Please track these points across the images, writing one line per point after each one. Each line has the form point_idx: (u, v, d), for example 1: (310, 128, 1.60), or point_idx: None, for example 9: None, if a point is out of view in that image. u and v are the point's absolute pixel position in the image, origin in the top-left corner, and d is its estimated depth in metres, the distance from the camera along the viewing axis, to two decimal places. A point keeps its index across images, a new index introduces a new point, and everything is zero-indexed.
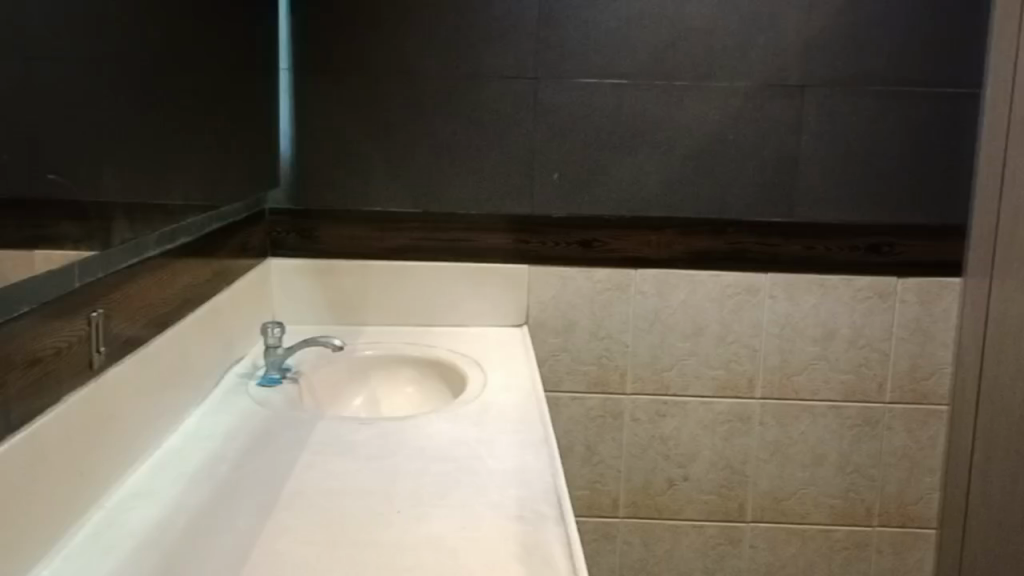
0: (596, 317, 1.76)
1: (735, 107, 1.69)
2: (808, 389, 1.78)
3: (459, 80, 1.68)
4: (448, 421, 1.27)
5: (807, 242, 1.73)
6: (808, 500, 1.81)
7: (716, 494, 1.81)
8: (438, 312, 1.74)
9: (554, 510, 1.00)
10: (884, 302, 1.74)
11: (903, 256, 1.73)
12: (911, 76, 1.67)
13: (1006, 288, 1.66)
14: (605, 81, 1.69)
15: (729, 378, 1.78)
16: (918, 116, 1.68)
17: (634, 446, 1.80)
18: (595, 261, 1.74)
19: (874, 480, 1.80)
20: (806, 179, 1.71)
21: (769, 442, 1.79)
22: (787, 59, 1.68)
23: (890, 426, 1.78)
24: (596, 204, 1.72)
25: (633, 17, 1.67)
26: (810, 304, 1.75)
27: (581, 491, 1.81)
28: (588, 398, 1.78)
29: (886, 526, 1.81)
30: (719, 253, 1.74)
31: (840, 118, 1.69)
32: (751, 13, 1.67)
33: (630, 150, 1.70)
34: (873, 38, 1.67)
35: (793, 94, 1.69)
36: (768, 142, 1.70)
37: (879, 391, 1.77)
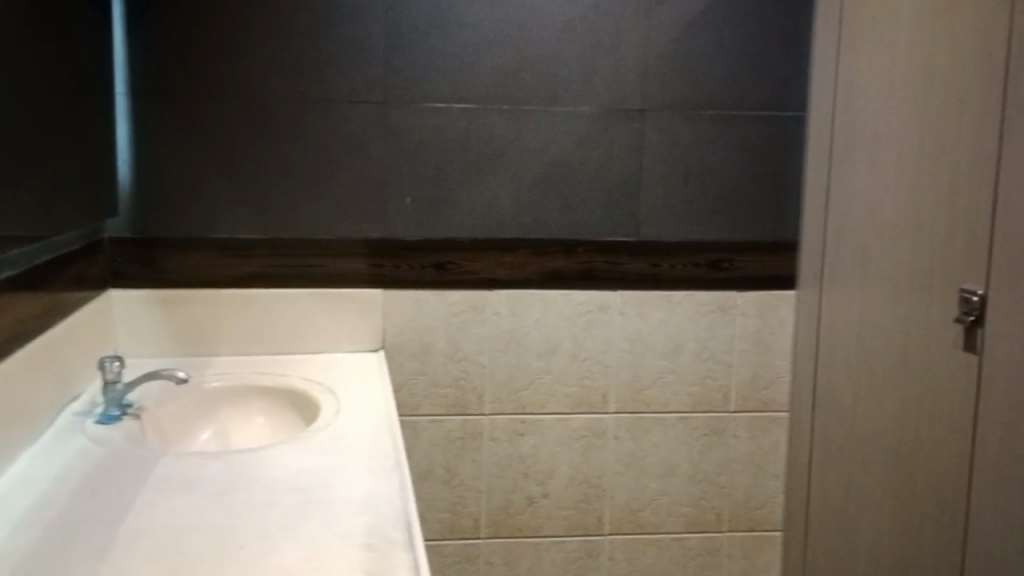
0: (452, 339, 1.77)
1: (581, 131, 1.74)
2: (659, 402, 1.83)
3: (307, 104, 1.67)
4: (299, 451, 1.25)
5: (652, 259, 1.79)
6: (662, 510, 1.86)
7: (574, 509, 1.84)
8: (292, 339, 1.70)
9: (403, 536, 0.99)
10: (725, 316, 1.82)
11: (742, 270, 1.81)
12: (743, 101, 1.77)
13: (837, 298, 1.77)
14: (453, 105, 1.70)
15: (584, 395, 1.81)
16: (750, 139, 1.78)
17: (493, 466, 1.81)
18: (449, 283, 1.75)
19: (723, 487, 1.87)
20: (649, 200, 1.77)
21: (624, 455, 1.84)
22: (629, 84, 1.74)
23: (735, 434, 1.86)
24: (448, 227, 1.73)
25: (479, 43, 1.70)
26: (657, 319, 1.81)
27: (442, 514, 1.81)
28: (446, 420, 1.79)
29: (736, 530, 1.89)
30: (570, 272, 1.78)
31: (679, 141, 1.76)
32: (594, 40, 1.72)
33: (481, 174, 1.73)
34: (707, 65, 1.75)
35: (635, 118, 1.75)
36: (613, 164, 1.76)
37: (724, 401, 1.84)
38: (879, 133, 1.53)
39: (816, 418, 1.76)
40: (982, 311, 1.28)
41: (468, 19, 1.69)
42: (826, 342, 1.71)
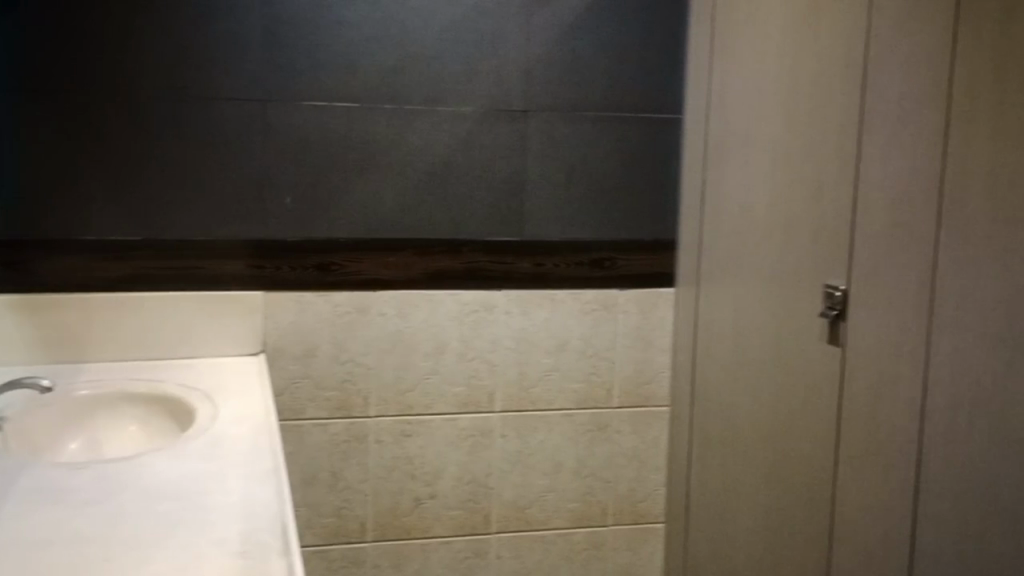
0: (337, 341, 1.75)
1: (464, 130, 1.74)
2: (545, 399, 1.85)
3: (182, 101, 1.62)
4: (172, 458, 1.21)
5: (536, 258, 1.81)
6: (549, 506, 1.89)
7: (462, 509, 1.84)
8: (168, 344, 1.65)
9: (279, 541, 0.98)
10: (608, 313, 1.86)
11: (623, 269, 1.85)
12: (622, 102, 1.81)
13: None
14: (335, 103, 1.68)
15: (470, 394, 1.82)
16: (629, 140, 1.82)
17: (380, 468, 1.79)
18: (332, 284, 1.73)
19: (608, 482, 1.91)
20: (533, 200, 1.79)
21: (511, 453, 1.85)
22: (511, 85, 1.75)
23: (619, 429, 1.90)
24: (331, 227, 1.71)
25: (360, 41, 1.68)
26: (542, 318, 1.83)
27: (328, 518, 1.78)
28: (331, 423, 1.76)
29: (620, 524, 1.93)
30: (455, 272, 1.78)
31: (561, 141, 1.79)
32: (476, 40, 1.73)
33: (364, 173, 1.71)
34: (587, 66, 1.78)
35: (518, 118, 1.76)
36: (496, 164, 1.77)
37: (608, 397, 1.88)
38: (750, 135, 1.58)
39: (695, 411, 1.81)
40: (845, 305, 1.34)
41: (349, 17, 1.67)
42: (704, 337, 1.76)
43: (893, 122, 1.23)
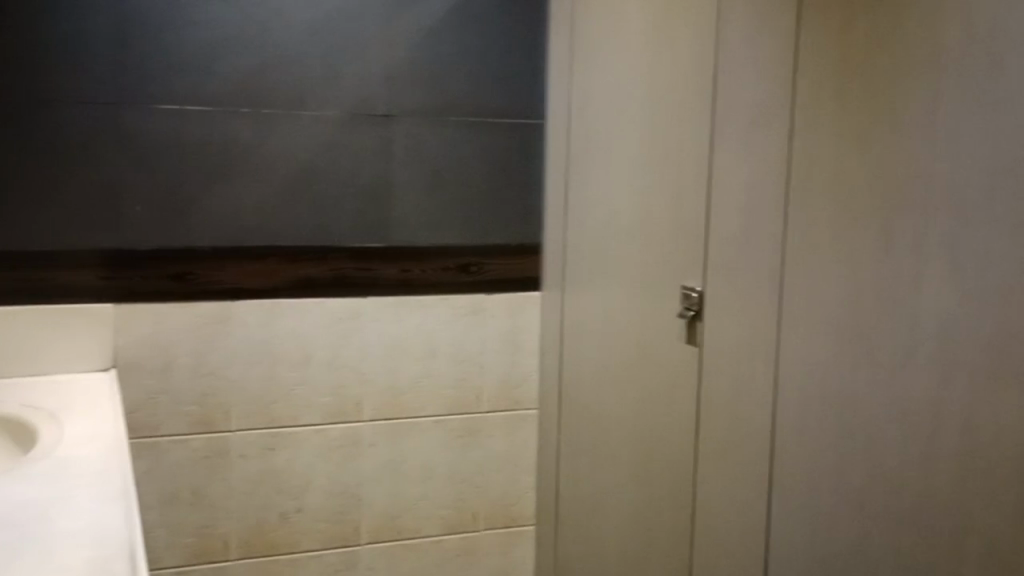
0: (196, 353, 1.68)
1: (327, 135, 1.71)
2: (415, 407, 1.84)
3: (22, 104, 1.53)
4: (11, 483, 1.14)
5: (403, 264, 1.79)
6: (421, 514, 1.87)
7: (332, 521, 1.81)
8: (10, 360, 1.55)
9: (127, 567, 0.93)
10: (476, 318, 1.86)
11: (490, 273, 1.85)
12: (486, 107, 1.81)
13: None
14: (189, 107, 1.62)
15: (338, 404, 1.78)
16: (493, 145, 1.82)
17: (244, 483, 1.74)
18: (191, 294, 1.66)
19: (480, 487, 1.91)
20: (398, 205, 1.77)
21: (381, 462, 1.83)
22: (373, 89, 1.73)
23: (490, 433, 1.90)
24: (188, 236, 1.65)
25: (215, 43, 1.63)
26: (410, 324, 1.81)
27: (189, 538, 1.71)
28: (191, 439, 1.70)
29: (492, 528, 1.93)
30: (319, 280, 1.74)
31: (425, 146, 1.78)
32: (336, 44, 1.70)
33: (222, 179, 1.65)
34: (450, 70, 1.78)
35: (381, 123, 1.74)
36: (361, 169, 1.74)
37: (478, 402, 1.88)
38: (611, 140, 1.61)
39: (563, 413, 1.82)
40: (702, 306, 1.37)
41: (202, 18, 1.61)
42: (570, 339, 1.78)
43: (742, 128, 1.27)
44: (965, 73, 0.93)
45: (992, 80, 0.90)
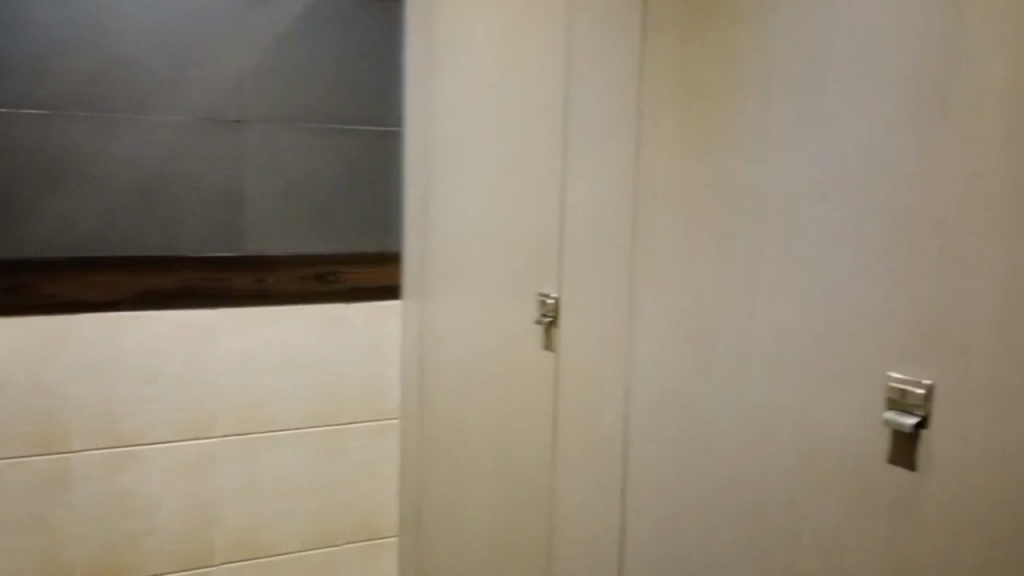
0: (35, 370, 1.59)
1: (173, 141, 1.65)
2: (271, 420, 1.80)
3: None
4: None
5: (257, 274, 1.74)
6: (279, 530, 1.83)
7: (185, 541, 1.75)
8: None
9: None
10: (334, 328, 1.84)
11: (348, 283, 1.83)
12: (341, 114, 1.79)
13: None
14: (21, 111, 1.53)
15: (190, 420, 1.72)
16: (348, 152, 1.80)
17: (89, 506, 1.66)
18: (26, 309, 1.57)
19: (340, 500, 1.88)
20: (251, 214, 1.73)
21: (236, 479, 1.78)
22: (223, 94, 1.68)
23: (349, 445, 1.88)
24: (22, 247, 1.56)
25: (49, 43, 1.54)
26: (265, 336, 1.77)
27: (27, 565, 1.63)
28: (28, 462, 1.61)
29: (352, 541, 1.91)
30: (168, 292, 1.67)
31: (277, 153, 1.74)
32: (182, 47, 1.64)
33: (59, 187, 1.57)
34: (303, 76, 1.75)
35: (231, 129, 1.69)
36: (210, 177, 1.68)
37: (337, 414, 1.86)
38: (468, 149, 1.61)
39: (424, 422, 1.81)
40: (557, 313, 1.39)
41: (34, 17, 1.53)
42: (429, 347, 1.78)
43: (593, 138, 1.29)
44: (788, 87, 0.97)
45: (810, 95, 0.94)
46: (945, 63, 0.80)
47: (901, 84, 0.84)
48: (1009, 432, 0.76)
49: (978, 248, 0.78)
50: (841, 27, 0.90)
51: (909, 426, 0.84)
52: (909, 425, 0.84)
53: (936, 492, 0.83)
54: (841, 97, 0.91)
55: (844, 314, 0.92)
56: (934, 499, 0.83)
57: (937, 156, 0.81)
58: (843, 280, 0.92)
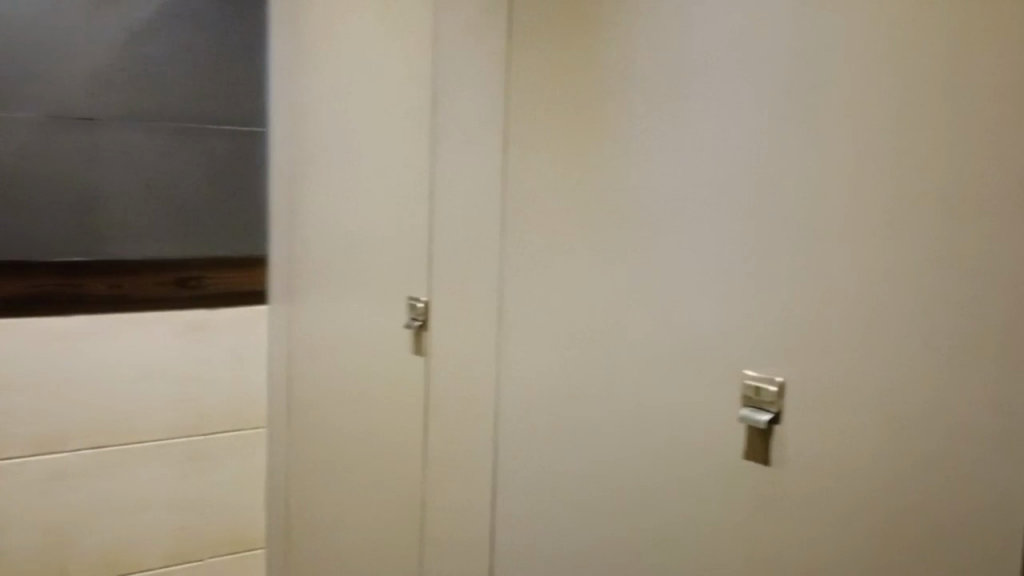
0: None
1: (20, 139, 1.56)
2: (131, 432, 1.72)
3: None
4: None
5: (113, 279, 1.67)
6: (141, 546, 1.76)
7: (38, 561, 1.66)
8: None
9: None
10: (197, 336, 1.78)
11: (212, 288, 1.78)
12: (204, 114, 1.74)
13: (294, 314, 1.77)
14: None
15: (42, 433, 1.63)
16: (210, 153, 1.75)
17: None
18: None
19: (205, 512, 1.83)
20: (107, 216, 1.66)
21: (94, 493, 1.70)
22: (75, 91, 1.61)
23: (215, 455, 1.82)
24: None
25: None
26: (124, 344, 1.70)
27: None
28: None
29: (218, 554, 1.86)
30: (16, 297, 1.58)
31: (135, 153, 1.68)
32: (30, 40, 1.56)
33: None
34: (162, 74, 1.69)
35: (84, 127, 1.62)
36: (61, 177, 1.61)
37: (201, 423, 1.80)
38: (337, 151, 1.59)
39: (292, 429, 1.78)
40: (427, 317, 1.38)
41: None
42: (297, 354, 1.75)
43: (464, 141, 1.29)
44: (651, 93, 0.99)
45: (673, 100, 0.96)
46: (792, 73, 0.83)
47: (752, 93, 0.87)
48: (850, 432, 0.79)
49: (818, 254, 0.81)
50: (701, 35, 0.92)
51: (763, 422, 0.86)
52: (763, 420, 0.86)
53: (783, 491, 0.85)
54: (700, 103, 0.93)
55: (702, 317, 0.94)
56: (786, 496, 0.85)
57: (785, 163, 0.84)
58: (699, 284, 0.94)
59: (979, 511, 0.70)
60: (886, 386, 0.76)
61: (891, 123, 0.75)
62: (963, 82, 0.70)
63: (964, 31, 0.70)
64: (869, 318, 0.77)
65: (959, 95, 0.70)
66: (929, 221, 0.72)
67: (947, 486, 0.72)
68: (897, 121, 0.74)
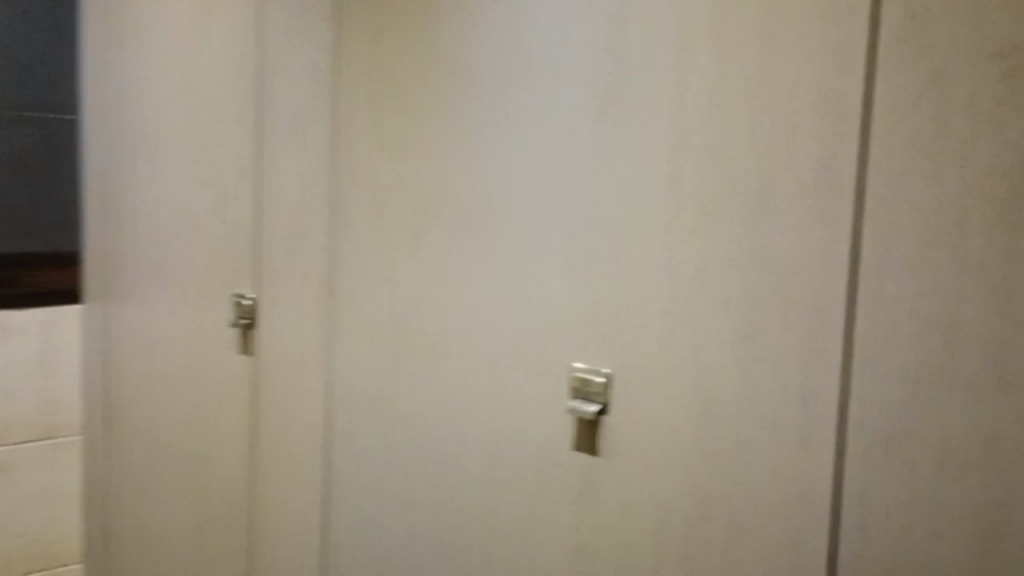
0: None
1: None
2: None
3: None
4: None
5: None
6: None
7: None
8: None
9: None
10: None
11: (16, 287, 1.65)
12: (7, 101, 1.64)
13: (108, 314, 1.67)
14: None
15: None
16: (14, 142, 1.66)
17: None
18: None
19: (12, 528, 1.69)
20: None
21: None
22: None
23: (24, 467, 1.69)
24: None
25: None
26: None
27: None
28: None
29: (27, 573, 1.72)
30: None
31: None
32: None
33: None
34: None
35: None
36: None
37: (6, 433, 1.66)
38: (155, 143, 1.51)
39: (112, 436, 1.67)
40: (254, 316, 1.33)
41: None
42: (116, 355, 1.64)
43: (292, 134, 1.24)
44: (497, 89, 1.01)
45: (516, 100, 0.99)
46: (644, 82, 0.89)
47: (606, 99, 0.92)
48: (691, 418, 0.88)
49: (666, 255, 0.88)
50: (551, 37, 0.96)
51: (591, 412, 0.93)
52: (592, 411, 0.93)
53: (631, 476, 0.92)
54: (546, 104, 0.96)
55: (552, 314, 0.98)
56: (638, 478, 0.92)
57: (636, 168, 0.90)
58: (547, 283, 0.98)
59: (807, 483, 0.81)
60: (722, 374, 0.85)
61: (737, 134, 0.83)
62: (798, 104, 0.79)
63: (779, 58, 0.80)
64: (715, 313, 0.85)
65: (796, 113, 0.79)
66: (769, 220, 0.81)
67: (777, 465, 0.82)
68: (740, 136, 0.82)
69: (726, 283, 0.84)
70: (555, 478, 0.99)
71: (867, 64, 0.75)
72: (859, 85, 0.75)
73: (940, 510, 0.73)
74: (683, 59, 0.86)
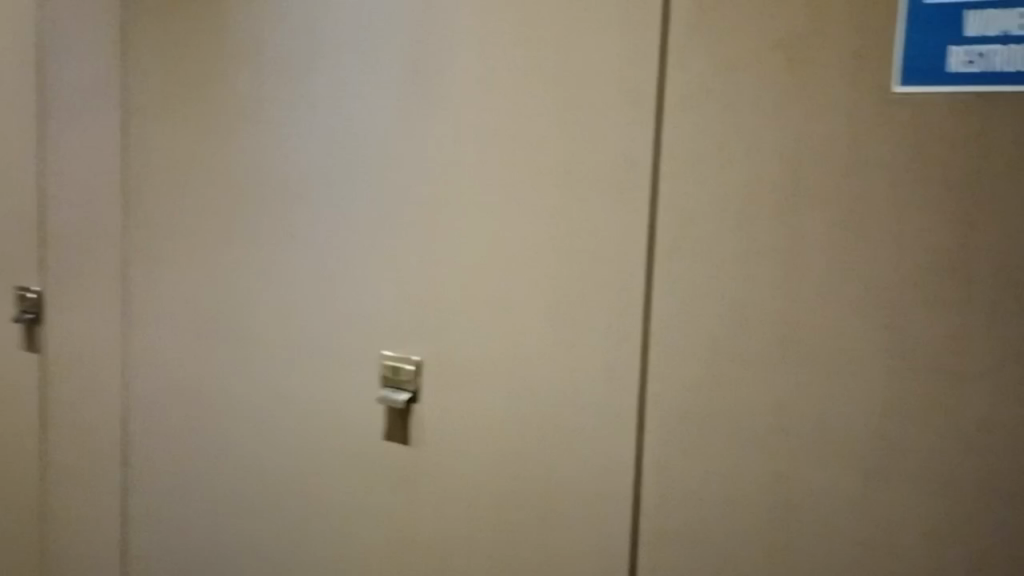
0: None
1: None
2: None
3: None
4: None
5: None
6: None
7: None
8: None
9: None
10: None
11: None
12: None
13: None
14: None
15: None
16: None
17: None
18: None
19: None
20: None
21: None
22: None
23: None
24: None
25: None
26: None
27: None
28: None
29: None
30: None
31: None
32: None
33: None
34: None
35: None
36: None
37: None
38: None
39: None
40: (41, 309, 1.22)
41: None
42: None
43: (78, 112, 1.14)
44: (296, 69, 0.96)
45: (316, 80, 0.95)
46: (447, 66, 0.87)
47: (407, 83, 0.89)
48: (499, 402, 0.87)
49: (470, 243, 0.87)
50: (350, 16, 0.92)
51: (401, 401, 0.91)
52: (402, 399, 0.91)
53: (442, 464, 0.91)
54: (347, 86, 0.93)
55: (357, 303, 0.95)
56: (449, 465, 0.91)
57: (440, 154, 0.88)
58: (350, 272, 0.95)
59: (610, 460, 0.82)
60: (530, 357, 0.85)
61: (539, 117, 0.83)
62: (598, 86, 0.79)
63: (581, 41, 0.80)
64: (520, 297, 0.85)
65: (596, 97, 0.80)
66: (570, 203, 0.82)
67: (582, 444, 0.83)
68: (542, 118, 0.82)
69: (531, 269, 0.84)
70: (367, 471, 0.96)
71: (661, 51, 0.76)
72: (653, 72, 0.77)
73: (730, 484, 0.76)
74: (486, 40, 0.85)
